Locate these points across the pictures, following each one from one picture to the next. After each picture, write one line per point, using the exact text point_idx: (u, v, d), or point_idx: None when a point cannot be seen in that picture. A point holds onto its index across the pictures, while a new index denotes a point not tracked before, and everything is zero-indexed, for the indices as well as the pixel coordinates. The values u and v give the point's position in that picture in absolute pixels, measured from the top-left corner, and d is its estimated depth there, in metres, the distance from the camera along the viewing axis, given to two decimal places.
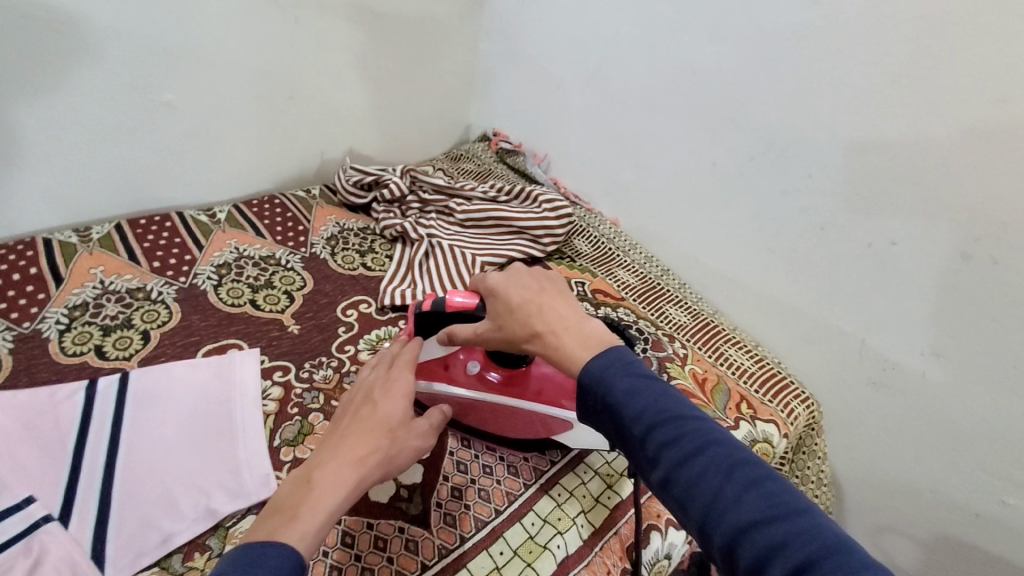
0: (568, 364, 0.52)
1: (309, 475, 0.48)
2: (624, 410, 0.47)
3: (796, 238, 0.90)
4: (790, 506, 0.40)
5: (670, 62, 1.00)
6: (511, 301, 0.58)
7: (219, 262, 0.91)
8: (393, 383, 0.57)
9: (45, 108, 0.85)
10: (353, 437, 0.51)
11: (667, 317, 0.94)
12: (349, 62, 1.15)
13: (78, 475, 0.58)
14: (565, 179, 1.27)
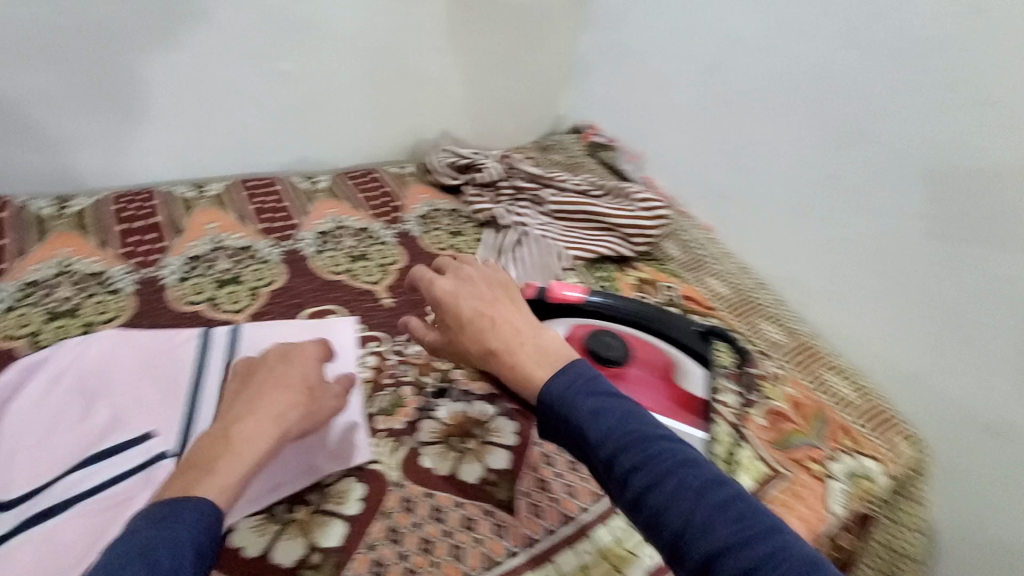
0: (524, 381, 0.50)
1: (230, 428, 0.50)
2: (588, 432, 0.44)
3: (914, 262, 0.83)
4: (762, 526, 0.39)
5: (786, 65, 0.96)
6: (461, 312, 0.56)
7: (321, 230, 0.94)
8: (307, 350, 0.60)
9: (173, 61, 0.92)
10: (268, 395, 0.54)
11: (762, 333, 0.90)
12: (454, 44, 1.16)
13: (195, 416, 0.61)
14: (659, 179, 1.23)
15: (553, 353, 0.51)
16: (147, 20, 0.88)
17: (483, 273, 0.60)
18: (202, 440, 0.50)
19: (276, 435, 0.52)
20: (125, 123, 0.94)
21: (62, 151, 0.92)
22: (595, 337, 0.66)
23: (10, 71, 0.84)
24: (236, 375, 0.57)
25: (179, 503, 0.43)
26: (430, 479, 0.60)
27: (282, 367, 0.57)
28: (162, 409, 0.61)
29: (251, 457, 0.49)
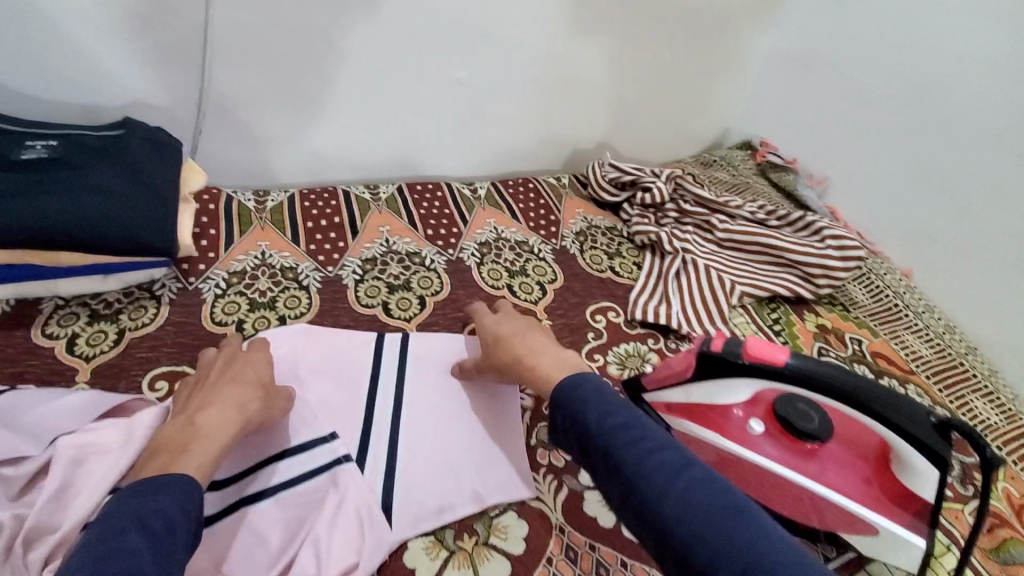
0: (547, 383, 0.59)
1: (194, 417, 0.54)
2: (592, 425, 0.52)
3: None
4: (732, 506, 0.44)
5: None
6: (497, 331, 0.68)
7: (481, 240, 0.95)
8: (251, 353, 0.64)
9: (362, 68, 0.95)
10: (229, 389, 0.57)
11: (971, 411, 0.78)
12: (630, 55, 1.11)
13: (371, 424, 0.64)
14: (844, 210, 1.10)
15: (564, 362, 0.61)
16: (356, 29, 0.91)
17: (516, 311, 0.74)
18: (168, 430, 0.53)
19: (241, 421, 0.55)
20: (321, 126, 0.99)
21: (264, 149, 0.98)
22: (787, 402, 0.60)
23: (224, 75, 0.89)
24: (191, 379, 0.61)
25: (166, 477, 0.47)
26: (594, 528, 0.59)
27: (236, 368, 0.61)
28: (344, 414, 0.64)
29: (220, 441, 0.52)
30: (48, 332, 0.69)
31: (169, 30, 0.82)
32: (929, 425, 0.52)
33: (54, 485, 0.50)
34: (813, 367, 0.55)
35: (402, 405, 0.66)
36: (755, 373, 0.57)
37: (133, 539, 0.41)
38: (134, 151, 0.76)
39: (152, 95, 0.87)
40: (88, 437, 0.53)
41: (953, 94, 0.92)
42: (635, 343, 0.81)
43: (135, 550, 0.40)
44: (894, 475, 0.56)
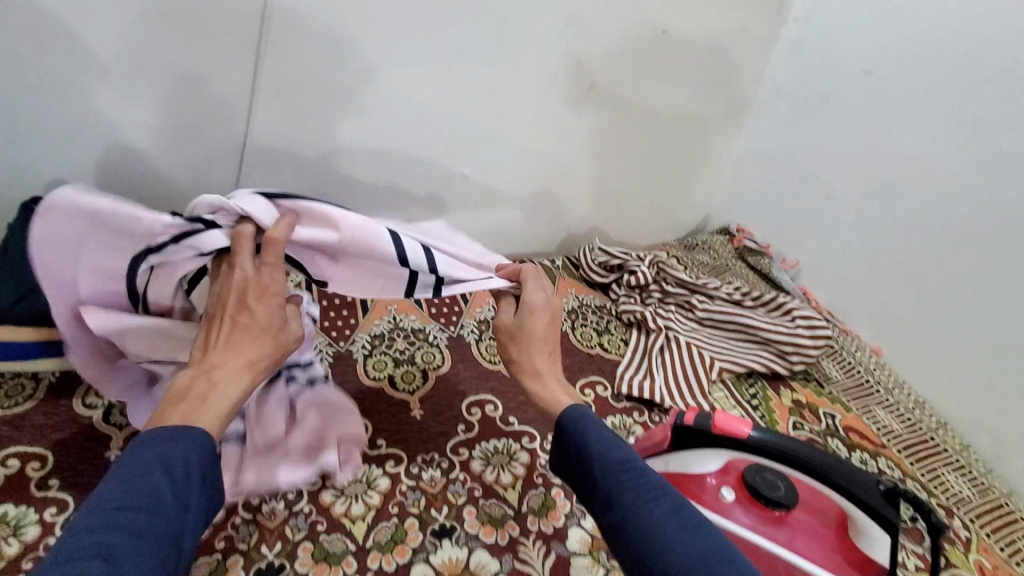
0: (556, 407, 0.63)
1: (211, 371, 0.54)
2: (594, 456, 0.55)
3: None
4: (721, 552, 0.46)
5: (993, 207, 0.91)
6: (529, 329, 0.68)
7: (481, 318, 1.03)
8: (256, 277, 0.59)
9: (377, 166, 1.08)
10: (242, 342, 0.57)
11: (943, 484, 0.82)
12: (616, 151, 1.25)
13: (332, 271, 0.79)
14: (817, 291, 1.20)
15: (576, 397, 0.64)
16: (374, 134, 1.04)
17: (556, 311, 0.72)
18: (192, 373, 0.55)
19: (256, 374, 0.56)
20: None
21: None
22: (758, 473, 0.65)
23: (258, 173, 1.01)
24: (211, 311, 0.59)
25: (183, 428, 0.50)
26: None
27: (246, 313, 0.58)
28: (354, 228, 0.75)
29: (236, 395, 0.54)
30: (87, 402, 0.77)
31: (213, 136, 0.95)
32: (879, 493, 0.58)
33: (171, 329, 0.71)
34: (775, 440, 0.62)
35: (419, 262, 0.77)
36: (722, 446, 0.64)
37: (159, 484, 0.45)
38: None
39: (193, 190, 0.99)
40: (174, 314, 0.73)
41: (899, 191, 1.03)
42: (622, 415, 0.87)
43: (159, 493, 0.44)
44: (855, 542, 0.61)
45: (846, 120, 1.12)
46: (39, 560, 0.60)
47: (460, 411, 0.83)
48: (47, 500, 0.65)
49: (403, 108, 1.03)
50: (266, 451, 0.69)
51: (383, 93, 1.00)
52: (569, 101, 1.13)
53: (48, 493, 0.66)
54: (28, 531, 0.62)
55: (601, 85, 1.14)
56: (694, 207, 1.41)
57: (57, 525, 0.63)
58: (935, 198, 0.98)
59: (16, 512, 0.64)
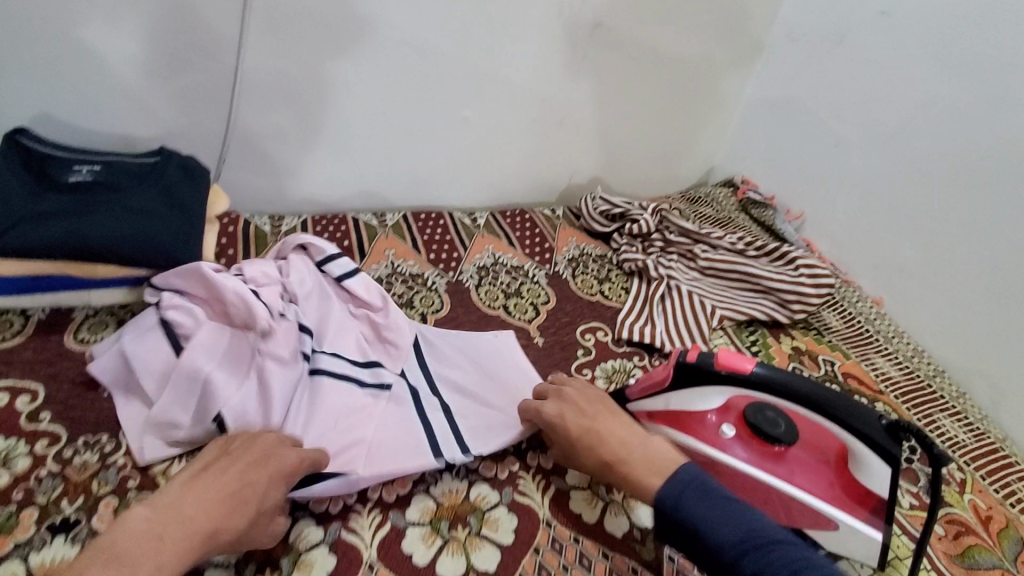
0: (642, 492, 0.55)
1: (170, 522, 0.46)
2: (711, 536, 0.49)
3: None
4: None
5: (1004, 152, 0.89)
6: (569, 430, 0.62)
7: (480, 264, 1.02)
8: (254, 440, 0.57)
9: (373, 105, 1.04)
10: (223, 500, 0.49)
11: (938, 428, 0.81)
12: (620, 96, 1.21)
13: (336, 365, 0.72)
14: (819, 243, 1.18)
15: (657, 463, 0.56)
16: (371, 71, 1.00)
17: (584, 395, 0.66)
18: (143, 517, 0.46)
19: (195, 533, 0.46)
20: (332, 157, 1.08)
21: (284, 179, 1.07)
22: (758, 410, 0.65)
23: (249, 111, 0.97)
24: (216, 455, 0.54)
25: None
26: (579, 524, 0.63)
27: (247, 471, 0.52)
28: (390, 308, 0.81)
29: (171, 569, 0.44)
30: (79, 338, 0.76)
31: (203, 70, 0.91)
32: (882, 428, 0.58)
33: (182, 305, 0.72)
34: (779, 376, 0.62)
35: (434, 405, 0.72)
36: (724, 383, 0.64)
37: None
38: (168, 176, 0.84)
39: (181, 128, 0.95)
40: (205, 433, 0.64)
41: (908, 139, 1.01)
42: (622, 359, 0.87)
43: None
44: (852, 475, 0.61)
45: (858, 66, 1.08)
46: (31, 491, 0.59)
47: None
48: (38, 433, 0.64)
49: (401, 44, 0.99)
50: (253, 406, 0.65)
51: (381, 26, 0.96)
52: (573, 42, 1.09)
53: (39, 426, 0.65)
54: (19, 463, 0.62)
55: (607, 25, 1.09)
56: (698, 157, 1.38)
57: (48, 457, 0.63)
58: (946, 145, 0.96)
59: (6, 444, 0.63)
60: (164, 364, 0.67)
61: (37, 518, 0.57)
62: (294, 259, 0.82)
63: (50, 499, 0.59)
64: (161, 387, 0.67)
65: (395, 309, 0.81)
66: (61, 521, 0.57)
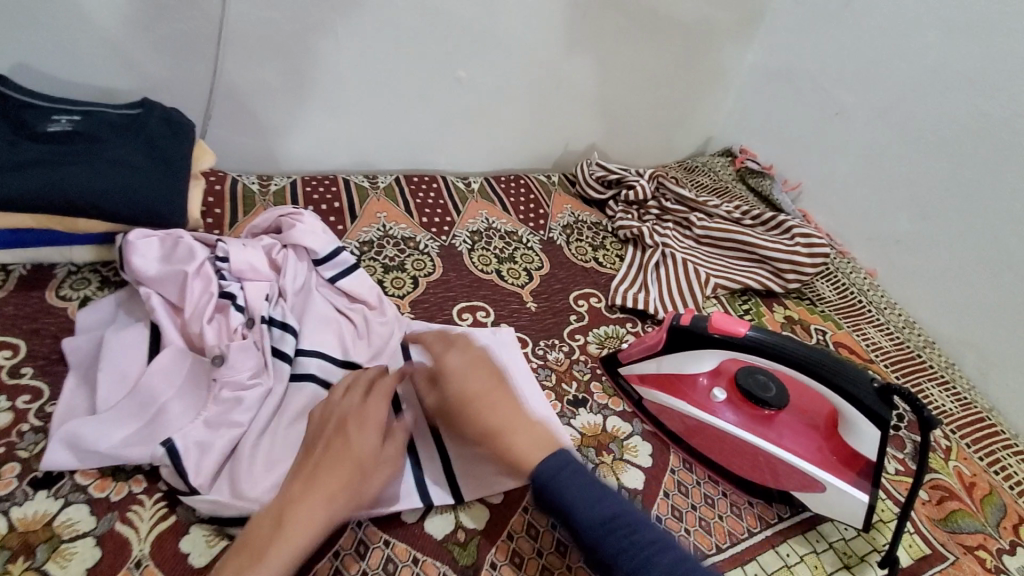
0: (518, 466, 0.52)
1: (283, 508, 0.49)
2: (576, 515, 0.47)
3: None
4: None
5: (1010, 119, 0.87)
6: (460, 392, 0.57)
7: (473, 228, 1.00)
8: (368, 413, 0.57)
9: (365, 62, 1.00)
10: (328, 471, 0.51)
11: (926, 396, 0.81)
12: (619, 60, 1.18)
13: (317, 362, 0.68)
14: (816, 214, 1.17)
15: (543, 438, 0.54)
16: (364, 28, 0.97)
17: (484, 361, 0.61)
18: (263, 516, 0.49)
19: (328, 513, 0.49)
20: (322, 117, 1.04)
21: (272, 138, 1.04)
22: (748, 374, 0.66)
23: (235, 65, 0.94)
24: (310, 435, 0.57)
25: None
26: None
27: (337, 443, 0.54)
28: (384, 306, 0.78)
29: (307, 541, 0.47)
30: (61, 294, 0.74)
31: (186, 20, 0.87)
32: (873, 390, 0.57)
33: (156, 301, 0.68)
34: (773, 339, 0.62)
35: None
36: (718, 347, 0.64)
37: None
38: (152, 129, 0.81)
39: (165, 80, 0.92)
40: (133, 458, 0.57)
41: (911, 107, 0.99)
42: (614, 326, 0.86)
43: None
44: (842, 439, 0.62)
45: (864, 31, 1.06)
46: (12, 446, 0.58)
47: (452, 316, 0.83)
48: (19, 388, 0.63)
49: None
50: (215, 420, 0.60)
51: None
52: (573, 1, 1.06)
53: (20, 381, 0.64)
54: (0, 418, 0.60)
55: None
56: (697, 125, 1.35)
57: (30, 412, 0.62)
58: (950, 114, 0.94)
59: None
60: (129, 368, 0.63)
61: (20, 472, 0.57)
62: (289, 257, 0.76)
63: (33, 454, 0.58)
64: (115, 386, 0.61)
65: (391, 307, 0.77)
66: (44, 475, 0.57)
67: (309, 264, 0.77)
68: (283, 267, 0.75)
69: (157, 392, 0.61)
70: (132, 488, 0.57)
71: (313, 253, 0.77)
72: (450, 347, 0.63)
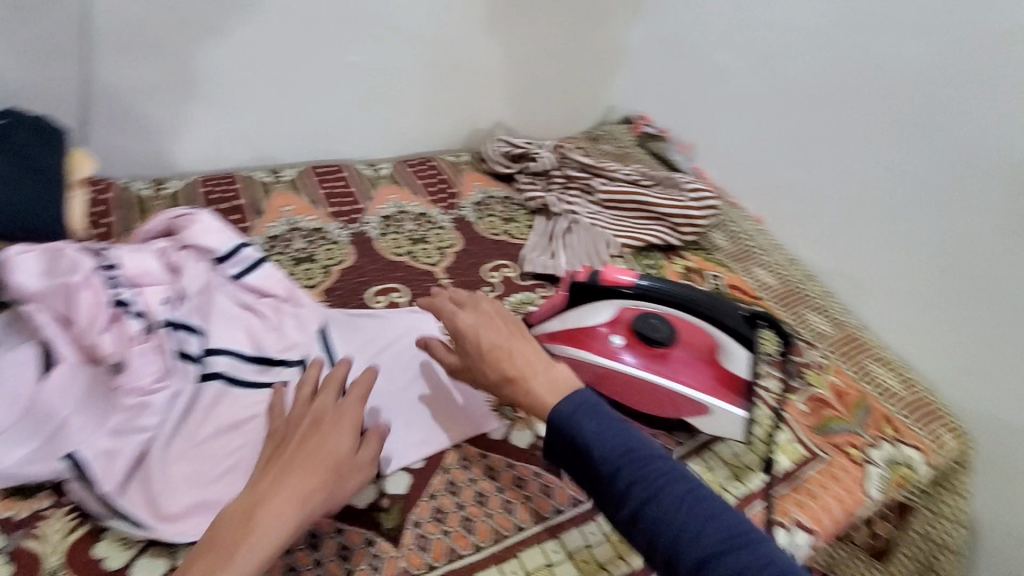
0: (538, 410, 0.53)
1: (252, 506, 0.48)
2: (595, 450, 0.48)
3: (984, 262, 0.85)
4: (744, 534, 0.44)
5: (856, 63, 0.97)
6: (479, 342, 0.58)
7: (384, 214, 1.01)
8: (344, 412, 0.56)
9: (252, 50, 0.98)
10: (299, 471, 0.51)
11: (807, 323, 0.91)
12: (514, 35, 1.20)
13: (227, 359, 0.68)
14: (710, 171, 1.26)
15: (560, 381, 0.55)
16: (253, 19, 0.95)
17: (500, 311, 0.63)
18: (227, 514, 0.48)
19: (296, 515, 0.49)
20: (213, 113, 1.01)
21: (160, 138, 0.99)
22: (642, 318, 0.70)
23: (110, 64, 0.89)
24: (279, 430, 0.56)
25: None
26: (486, 442, 0.66)
27: (313, 441, 0.53)
28: (296, 296, 0.77)
29: (271, 541, 0.47)
30: None
31: (48, 17, 0.82)
32: (740, 316, 0.69)
33: (45, 316, 0.63)
34: (655, 285, 0.70)
35: None
36: (610, 297, 0.71)
37: None
38: (18, 137, 0.76)
39: (30, 85, 0.86)
40: (38, 475, 0.57)
41: (778, 63, 1.09)
42: (526, 292, 0.90)
43: None
44: (721, 364, 0.69)
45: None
46: None
47: (366, 300, 0.84)
48: None
49: None
50: (123, 432, 0.60)
51: None
52: None
53: None
54: None
55: None
56: (597, 95, 1.40)
57: None
58: (810, 67, 1.04)
59: None
60: (21, 386, 0.60)
61: None
62: (187, 257, 0.74)
63: None
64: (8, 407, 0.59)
65: (303, 297, 0.77)
66: None
67: (211, 263, 0.76)
68: (183, 269, 0.73)
69: (54, 410, 0.59)
70: (38, 505, 0.58)
71: (213, 255, 0.76)
72: (476, 296, 0.65)
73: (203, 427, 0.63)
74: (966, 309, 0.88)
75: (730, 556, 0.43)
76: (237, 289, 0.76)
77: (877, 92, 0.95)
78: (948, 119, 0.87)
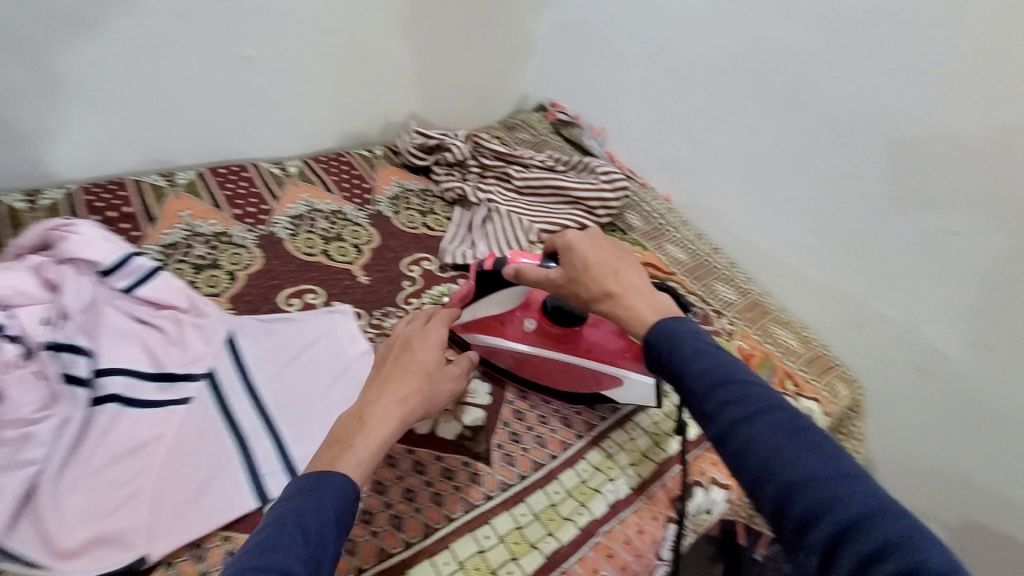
0: (636, 324, 0.55)
1: (363, 408, 0.54)
2: (689, 368, 0.49)
3: (863, 225, 0.93)
4: (845, 468, 0.41)
5: (742, 46, 1.03)
6: (587, 258, 0.60)
7: (294, 213, 0.96)
8: (428, 334, 0.63)
9: (128, 42, 0.89)
10: (398, 379, 0.57)
11: (715, 293, 0.96)
12: (419, 24, 1.17)
13: (122, 379, 0.63)
14: (621, 154, 1.30)
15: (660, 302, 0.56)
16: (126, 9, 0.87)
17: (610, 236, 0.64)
18: (342, 419, 0.54)
19: (400, 417, 0.55)
20: (91, 114, 0.92)
21: (26, 144, 0.89)
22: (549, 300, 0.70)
23: None
24: (376, 357, 0.63)
25: (322, 474, 0.47)
26: (412, 437, 0.65)
27: (405, 357, 0.60)
28: (198, 304, 0.73)
29: (382, 436, 0.52)
30: None
31: None
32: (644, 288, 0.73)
33: None
34: None
35: (249, 409, 0.66)
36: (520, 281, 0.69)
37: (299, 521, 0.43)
38: None
39: None
40: None
41: (675, 48, 1.14)
42: (447, 284, 0.90)
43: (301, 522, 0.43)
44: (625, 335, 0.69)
45: None
46: None
47: (278, 304, 0.80)
48: None
49: None
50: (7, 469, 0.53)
51: None
52: None
53: None
54: None
55: None
56: (508, 85, 1.41)
57: None
58: (703, 51, 1.09)
59: None
60: None
61: None
62: (66, 271, 0.67)
63: None
64: None
65: (206, 303, 0.73)
66: None
67: (94, 276, 0.69)
68: (62, 286, 0.65)
69: None
70: None
71: (97, 267, 0.69)
72: None
73: (98, 455, 0.57)
74: (851, 270, 0.97)
75: (819, 485, 0.40)
76: (129, 304, 0.70)
77: (763, 73, 1.01)
78: (824, 97, 0.95)
